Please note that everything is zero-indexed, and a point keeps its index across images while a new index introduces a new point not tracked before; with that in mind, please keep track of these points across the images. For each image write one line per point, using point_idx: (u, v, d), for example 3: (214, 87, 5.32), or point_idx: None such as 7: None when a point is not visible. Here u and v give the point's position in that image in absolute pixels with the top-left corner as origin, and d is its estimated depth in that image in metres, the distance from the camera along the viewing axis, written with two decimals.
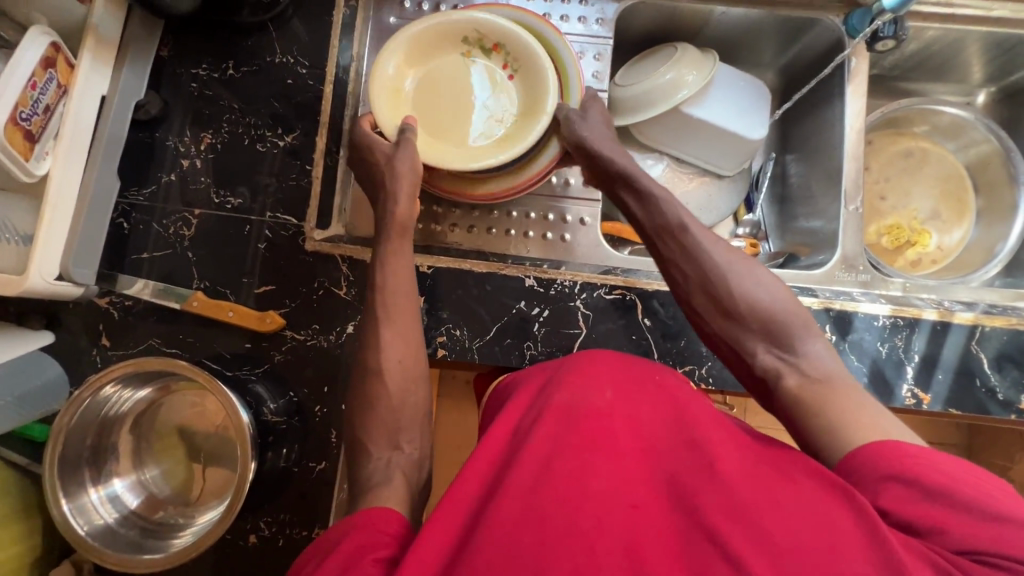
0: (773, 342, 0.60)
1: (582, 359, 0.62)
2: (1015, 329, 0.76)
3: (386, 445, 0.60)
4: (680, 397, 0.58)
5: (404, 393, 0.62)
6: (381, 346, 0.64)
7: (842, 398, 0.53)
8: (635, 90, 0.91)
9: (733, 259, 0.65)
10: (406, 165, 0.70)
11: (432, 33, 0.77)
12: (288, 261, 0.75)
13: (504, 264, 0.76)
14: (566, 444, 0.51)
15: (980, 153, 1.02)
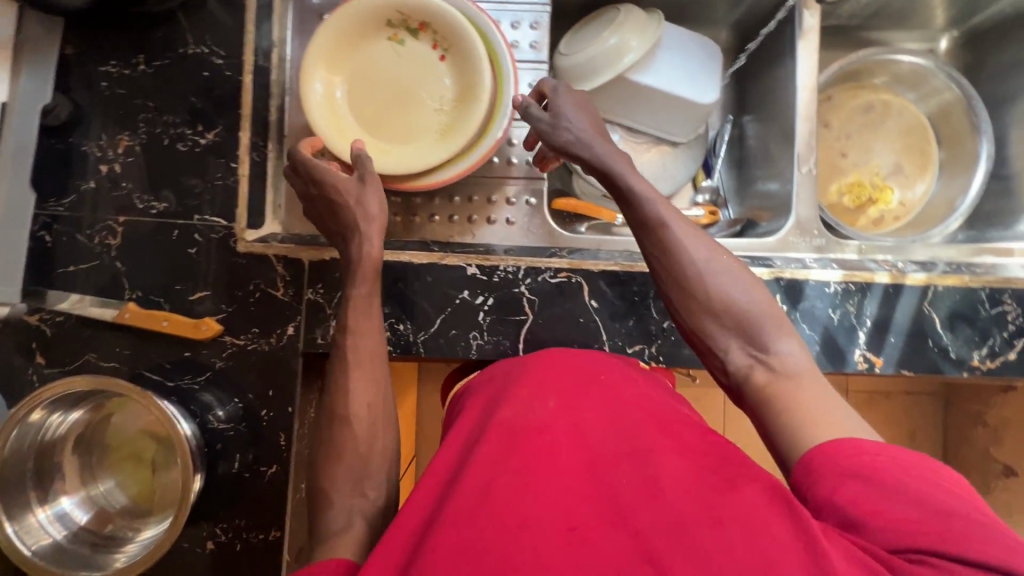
0: (747, 340, 0.55)
1: (530, 373, 0.62)
2: (967, 286, 0.75)
3: (349, 490, 0.55)
4: (627, 404, 0.58)
5: (371, 436, 0.57)
6: (345, 391, 0.58)
7: (809, 398, 0.50)
8: (579, 59, 0.87)
9: (711, 253, 0.58)
10: (372, 200, 0.64)
11: (353, 16, 0.71)
12: (221, 264, 0.73)
13: (445, 253, 0.74)
14: (505, 466, 0.50)
15: (941, 102, 0.99)
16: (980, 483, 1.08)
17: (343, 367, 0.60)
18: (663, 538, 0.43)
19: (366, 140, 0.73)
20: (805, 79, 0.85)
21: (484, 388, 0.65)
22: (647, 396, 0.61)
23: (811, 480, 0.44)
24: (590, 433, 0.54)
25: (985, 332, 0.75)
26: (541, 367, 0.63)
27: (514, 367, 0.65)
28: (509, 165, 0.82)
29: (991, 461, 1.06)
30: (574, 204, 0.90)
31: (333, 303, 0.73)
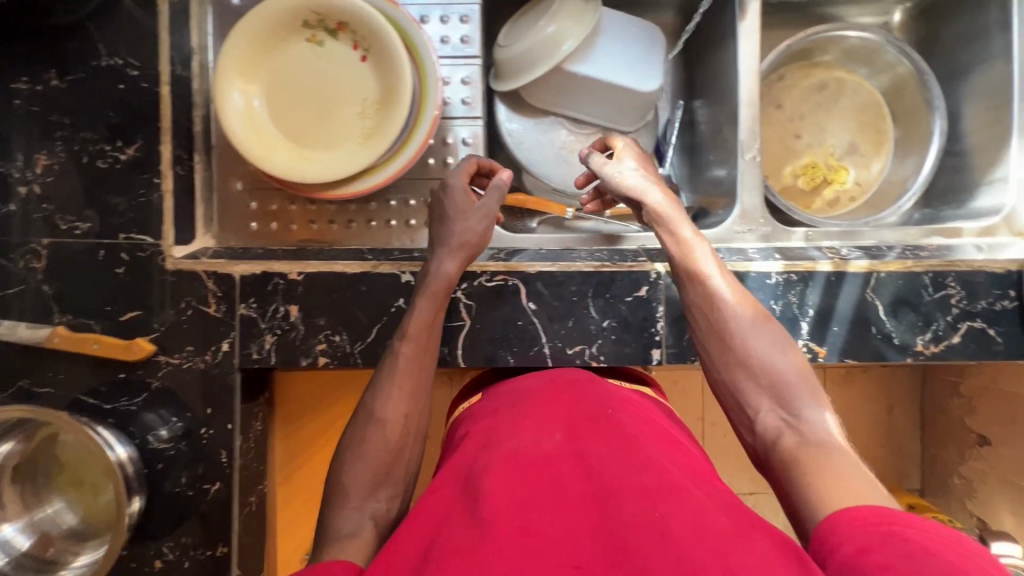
0: (778, 402, 0.60)
1: (539, 407, 0.63)
2: (910, 272, 0.74)
3: (360, 498, 0.59)
4: (633, 437, 0.57)
5: (400, 446, 0.63)
6: (385, 398, 0.64)
7: (839, 460, 0.52)
8: (516, 51, 0.84)
9: (753, 316, 0.65)
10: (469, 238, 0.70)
11: (266, 19, 0.69)
12: (151, 283, 0.72)
13: (378, 261, 0.73)
14: (513, 495, 0.49)
15: (895, 78, 0.96)
16: (956, 453, 1.10)
17: (394, 378, 0.65)
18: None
19: (290, 149, 0.71)
20: (747, 63, 0.83)
21: (487, 422, 0.64)
22: (650, 433, 0.60)
23: (832, 537, 0.44)
24: (596, 467, 0.52)
25: (929, 317, 0.74)
26: (551, 400, 0.64)
27: (522, 399, 0.65)
28: (445, 166, 0.80)
29: (967, 432, 1.08)
30: (522, 199, 0.88)
31: (267, 317, 0.72)
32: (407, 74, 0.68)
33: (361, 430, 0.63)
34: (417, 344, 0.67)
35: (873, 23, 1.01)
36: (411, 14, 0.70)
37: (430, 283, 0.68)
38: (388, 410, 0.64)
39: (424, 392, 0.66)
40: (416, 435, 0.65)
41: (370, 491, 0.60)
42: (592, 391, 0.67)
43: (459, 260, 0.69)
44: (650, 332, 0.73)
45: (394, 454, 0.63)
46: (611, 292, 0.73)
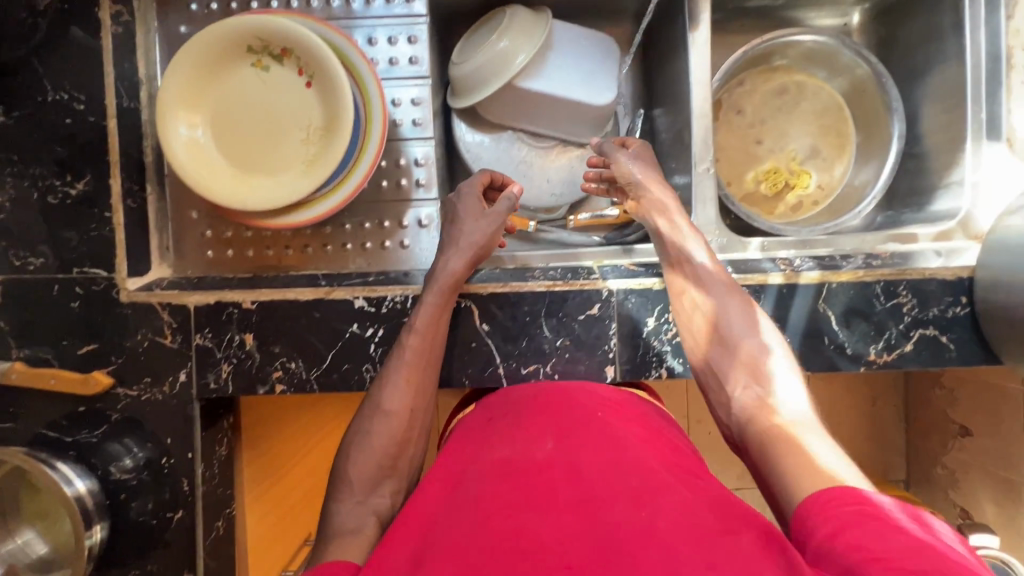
0: (755, 379, 0.62)
1: (533, 414, 0.64)
2: (861, 282, 0.75)
3: (364, 492, 0.63)
4: (621, 440, 0.58)
5: (403, 444, 0.67)
6: (388, 389, 0.68)
7: (809, 437, 0.54)
8: (469, 68, 0.84)
9: (739, 301, 0.68)
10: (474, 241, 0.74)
11: (209, 45, 0.68)
12: (105, 316, 0.72)
13: (331, 287, 0.73)
14: (504, 502, 0.51)
15: (854, 80, 0.96)
16: (938, 444, 1.11)
17: (401, 370, 0.68)
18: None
19: (235, 175, 0.70)
20: (698, 74, 0.82)
21: (478, 430, 0.66)
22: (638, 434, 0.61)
23: (812, 516, 0.46)
24: (589, 473, 0.53)
25: (881, 325, 0.75)
26: (542, 406, 0.65)
27: (515, 405, 0.67)
28: (398, 188, 0.81)
29: (949, 422, 1.08)
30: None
31: (223, 346, 0.72)
32: (349, 101, 0.68)
33: (368, 421, 0.67)
34: (425, 335, 0.70)
35: (833, 24, 1.00)
36: (355, 42, 0.72)
37: (436, 279, 0.71)
38: (394, 401, 0.67)
39: (429, 387, 0.70)
40: (422, 424, 0.69)
41: (373, 484, 0.64)
42: (582, 391, 0.68)
43: (465, 259, 0.73)
44: (603, 349, 0.74)
45: (401, 445, 0.66)
46: (564, 311, 0.74)
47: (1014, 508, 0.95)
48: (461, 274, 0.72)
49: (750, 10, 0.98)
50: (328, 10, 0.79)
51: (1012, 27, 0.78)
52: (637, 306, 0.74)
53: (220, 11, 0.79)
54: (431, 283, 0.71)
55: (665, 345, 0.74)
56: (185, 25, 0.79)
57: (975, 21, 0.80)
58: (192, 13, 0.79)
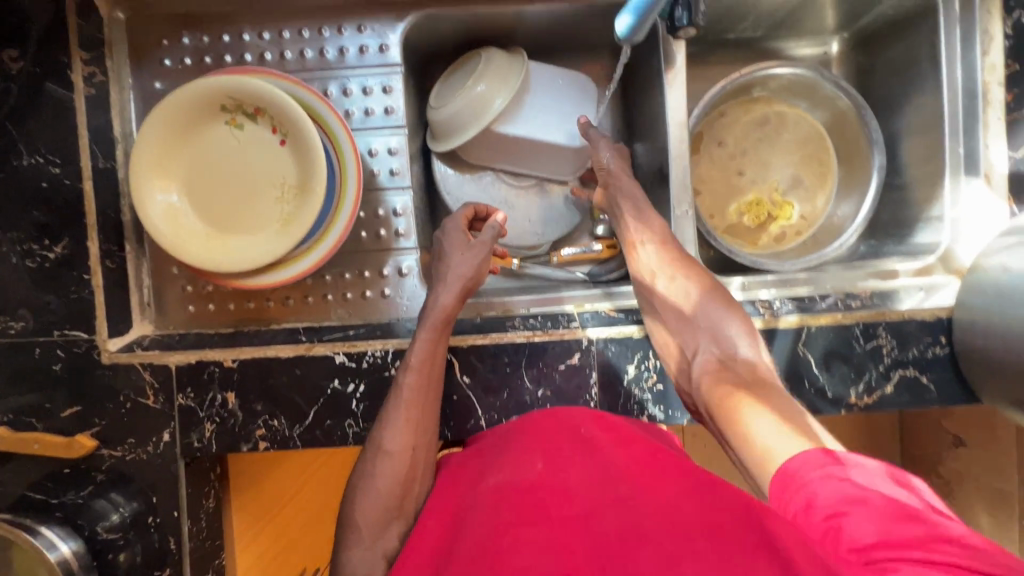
0: (714, 347, 0.71)
1: (521, 435, 0.65)
2: (840, 325, 0.75)
3: (372, 535, 0.63)
4: (605, 451, 0.59)
5: (408, 483, 0.66)
6: (388, 428, 0.67)
7: (766, 401, 0.61)
8: (447, 111, 0.83)
9: (700, 283, 0.75)
10: (468, 270, 0.76)
11: (181, 107, 0.67)
12: (86, 378, 0.72)
13: (312, 343, 0.74)
14: (501, 523, 0.51)
15: (834, 111, 0.95)
16: (932, 455, 1.12)
17: (399, 409, 0.68)
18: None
19: (213, 237, 0.70)
20: (675, 115, 0.82)
21: (475, 459, 0.67)
22: (621, 438, 0.62)
23: (798, 478, 0.50)
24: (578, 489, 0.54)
25: (861, 368, 0.75)
26: (531, 428, 0.66)
27: (507, 430, 0.68)
28: (378, 238, 0.81)
29: (944, 432, 1.08)
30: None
31: (205, 405, 0.73)
32: (323, 163, 0.68)
33: (370, 463, 0.66)
34: (421, 372, 0.69)
35: (813, 53, 1.00)
36: (329, 101, 0.72)
37: (428, 315, 0.72)
38: (395, 441, 0.67)
39: (429, 424, 0.69)
40: (425, 462, 0.68)
41: (380, 528, 0.64)
42: (563, 409, 0.68)
43: (456, 294, 0.74)
44: (584, 398, 0.74)
45: (405, 486, 0.66)
46: (544, 361, 0.74)
47: (1009, 522, 0.95)
48: (451, 308, 0.72)
49: (729, 42, 0.98)
50: (302, 62, 0.79)
51: (987, 63, 0.78)
52: (617, 354, 0.74)
53: (195, 65, 0.79)
54: (425, 320, 0.72)
55: (646, 393, 0.74)
56: (160, 80, 0.79)
57: (951, 56, 0.80)
58: (167, 68, 0.79)
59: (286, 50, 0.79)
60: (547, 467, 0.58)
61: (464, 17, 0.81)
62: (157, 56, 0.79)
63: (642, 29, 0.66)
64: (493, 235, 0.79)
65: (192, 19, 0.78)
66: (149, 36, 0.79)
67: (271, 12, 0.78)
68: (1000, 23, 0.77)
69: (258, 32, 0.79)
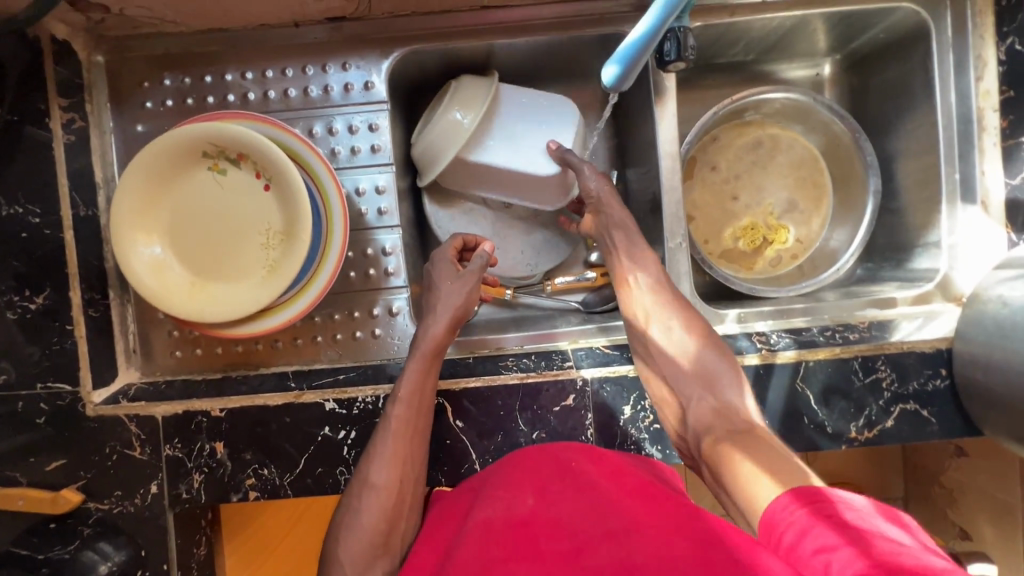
0: (705, 392, 0.68)
1: (511, 465, 0.64)
2: (839, 359, 0.74)
3: (357, 574, 0.60)
4: (595, 481, 0.58)
5: (395, 521, 0.63)
6: (375, 459, 0.65)
7: (756, 444, 0.59)
8: (424, 141, 0.82)
9: (688, 324, 0.73)
10: (460, 297, 0.74)
11: (161, 154, 0.66)
12: (72, 431, 0.71)
13: (301, 390, 0.72)
14: (487, 561, 0.51)
15: (829, 134, 0.94)
16: (935, 465, 1.11)
17: (390, 439, 0.66)
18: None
19: (198, 285, 0.69)
20: (667, 146, 0.81)
21: (465, 491, 0.66)
22: (611, 468, 0.61)
23: (778, 518, 0.48)
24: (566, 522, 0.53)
25: (861, 403, 0.74)
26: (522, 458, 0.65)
27: (499, 461, 0.67)
28: (367, 278, 0.79)
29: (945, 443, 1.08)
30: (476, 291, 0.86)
31: (193, 456, 0.71)
32: (309, 209, 0.67)
33: (356, 498, 0.64)
34: (410, 404, 0.67)
35: (806, 74, 0.98)
36: (314, 144, 0.71)
37: (418, 346, 0.70)
38: (382, 474, 0.64)
39: (417, 456, 0.67)
40: (413, 499, 0.65)
41: (366, 567, 0.61)
42: (555, 444, 0.68)
43: (446, 323, 0.72)
44: (580, 439, 0.73)
45: (392, 521, 0.63)
46: (539, 403, 0.73)
47: (1014, 532, 0.95)
48: (440, 339, 0.70)
49: (720, 66, 0.97)
50: (286, 100, 0.78)
51: (981, 89, 0.78)
52: (613, 394, 0.73)
53: (176, 106, 0.77)
54: (414, 350, 0.71)
55: (642, 433, 0.73)
56: (141, 122, 0.77)
57: (945, 82, 0.80)
58: (147, 110, 0.77)
59: (269, 89, 0.77)
60: (537, 502, 0.57)
61: (451, 53, 0.80)
62: (137, 99, 0.77)
63: (629, 76, 0.67)
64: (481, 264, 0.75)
65: (171, 60, 0.77)
66: (129, 78, 0.77)
67: (253, 52, 0.77)
68: (993, 48, 0.77)
69: (241, 71, 0.77)
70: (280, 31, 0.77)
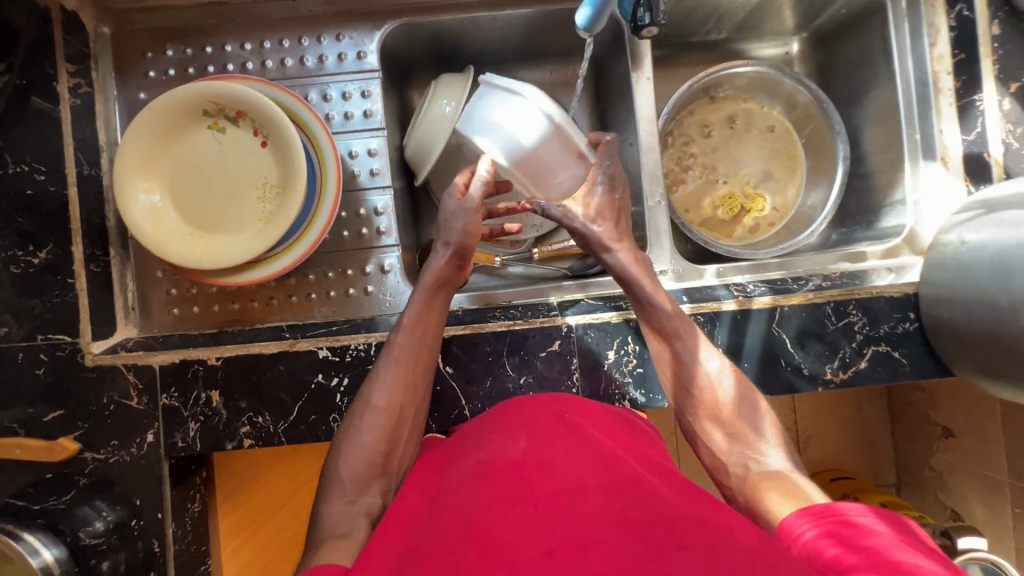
0: (741, 442, 0.65)
1: (506, 416, 0.67)
2: (812, 304, 0.77)
3: (355, 491, 0.62)
4: (590, 436, 0.61)
5: (393, 443, 0.65)
6: (377, 382, 0.68)
7: (787, 485, 0.58)
8: (414, 137, 0.86)
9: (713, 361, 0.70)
10: (457, 225, 0.76)
11: (164, 110, 0.69)
12: (70, 381, 0.73)
13: (296, 339, 0.75)
14: (484, 499, 0.53)
15: (800, 106, 0.99)
16: (924, 448, 1.14)
17: (393, 364, 0.69)
18: (635, 562, 0.44)
19: (196, 236, 0.72)
20: (644, 111, 0.86)
21: (456, 441, 0.68)
22: (604, 429, 0.64)
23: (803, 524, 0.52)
24: (561, 466, 0.56)
25: (835, 345, 0.77)
26: (518, 408, 0.67)
27: (490, 413, 0.70)
28: (360, 237, 0.83)
29: (932, 424, 1.11)
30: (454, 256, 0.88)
31: (189, 404, 0.73)
32: (304, 161, 0.70)
33: (357, 417, 0.66)
34: (413, 331, 0.71)
35: (775, 53, 1.04)
36: (310, 104, 0.75)
37: (420, 279, 0.75)
38: (383, 396, 0.67)
39: (420, 386, 0.69)
40: (411, 426, 0.67)
41: (364, 484, 0.62)
42: (552, 395, 0.70)
43: (447, 258, 0.76)
44: (566, 383, 0.76)
45: (391, 443, 0.65)
46: (526, 349, 0.76)
47: (1002, 508, 0.97)
48: (445, 273, 0.75)
49: (694, 44, 1.02)
50: (283, 69, 0.82)
51: (936, 54, 0.83)
52: (596, 339, 0.76)
53: (178, 75, 0.82)
54: (419, 284, 0.75)
55: (626, 377, 0.76)
56: (144, 91, 0.82)
57: (902, 49, 0.85)
58: (150, 79, 0.82)
59: (267, 59, 0.82)
60: (529, 445, 0.60)
61: (437, 27, 0.85)
62: (141, 68, 0.82)
63: (601, 21, 0.71)
64: (479, 189, 0.75)
65: (174, 32, 0.82)
66: (134, 49, 0.82)
67: (252, 24, 0.82)
68: (944, 15, 0.82)
69: (240, 43, 0.82)
70: (277, 5, 0.81)
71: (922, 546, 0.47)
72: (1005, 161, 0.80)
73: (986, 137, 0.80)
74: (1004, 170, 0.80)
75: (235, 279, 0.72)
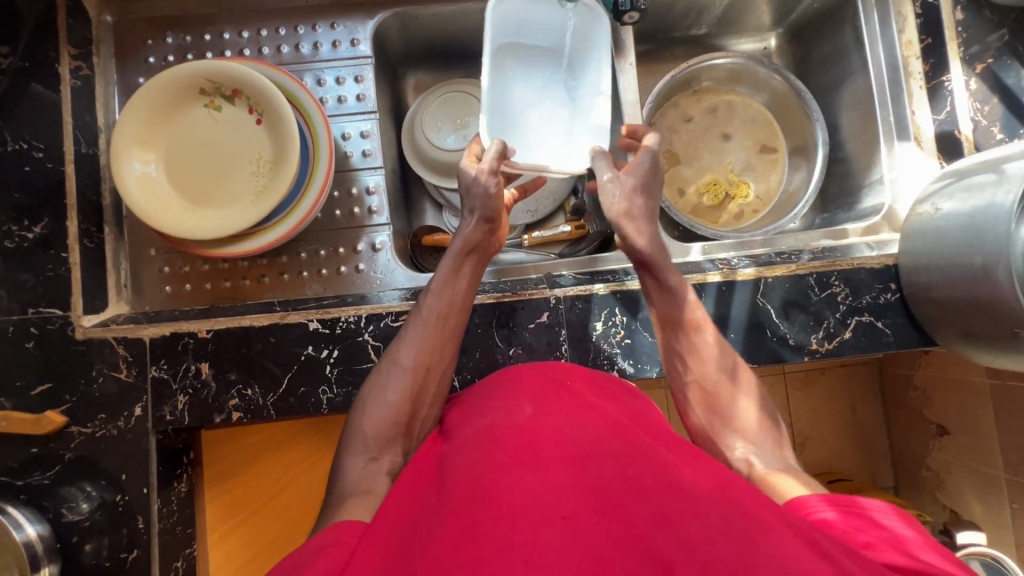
0: (749, 440, 0.64)
1: (507, 384, 0.64)
2: (795, 275, 0.78)
3: (378, 448, 0.62)
4: (595, 405, 0.59)
5: (415, 404, 0.66)
6: (404, 341, 0.69)
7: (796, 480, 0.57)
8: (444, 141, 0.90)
9: (711, 343, 0.71)
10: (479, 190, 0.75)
11: (162, 87, 0.72)
12: (59, 354, 0.73)
13: (286, 312, 0.75)
14: (492, 462, 0.50)
15: (779, 96, 1.03)
16: (920, 447, 1.13)
17: (421, 326, 0.70)
18: (651, 529, 0.42)
19: (190, 209, 0.73)
20: (628, 97, 0.90)
21: (457, 409, 0.67)
22: (606, 394, 0.63)
23: (808, 505, 0.52)
24: (568, 432, 0.53)
25: (819, 315, 0.78)
26: (520, 376, 0.65)
27: (488, 381, 0.67)
28: (352, 216, 0.85)
29: (927, 422, 1.11)
30: (444, 238, 0.88)
31: (178, 377, 0.73)
32: (297, 136, 0.72)
33: (384, 374, 0.68)
34: (441, 296, 0.72)
35: (754, 47, 1.09)
36: (305, 84, 0.78)
37: (451, 246, 0.76)
38: (410, 356, 0.68)
39: (445, 348, 0.70)
40: (436, 386, 0.69)
41: (386, 442, 0.63)
42: (553, 361, 0.69)
43: (477, 225, 0.77)
44: (556, 354, 0.76)
45: (415, 403, 0.66)
46: (514, 321, 0.77)
47: (999, 505, 0.94)
48: (475, 239, 0.76)
49: (677, 39, 1.07)
50: (279, 56, 0.86)
51: (905, 40, 0.86)
52: (585, 311, 0.77)
53: (177, 61, 0.86)
54: (447, 251, 0.76)
55: (615, 348, 0.76)
56: (144, 76, 0.86)
57: (873, 37, 0.89)
58: (150, 66, 0.86)
59: (263, 46, 0.86)
60: (535, 411, 0.57)
61: (428, 18, 0.88)
62: (142, 55, 0.86)
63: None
64: (495, 155, 0.74)
65: (176, 21, 0.86)
66: (136, 37, 0.86)
67: (249, 14, 0.86)
68: (911, 3, 0.86)
69: (237, 31, 0.87)
70: None
71: (891, 531, 0.46)
72: (974, 138, 0.83)
73: (955, 114, 0.84)
74: (974, 146, 0.83)
75: (224, 250, 0.74)
